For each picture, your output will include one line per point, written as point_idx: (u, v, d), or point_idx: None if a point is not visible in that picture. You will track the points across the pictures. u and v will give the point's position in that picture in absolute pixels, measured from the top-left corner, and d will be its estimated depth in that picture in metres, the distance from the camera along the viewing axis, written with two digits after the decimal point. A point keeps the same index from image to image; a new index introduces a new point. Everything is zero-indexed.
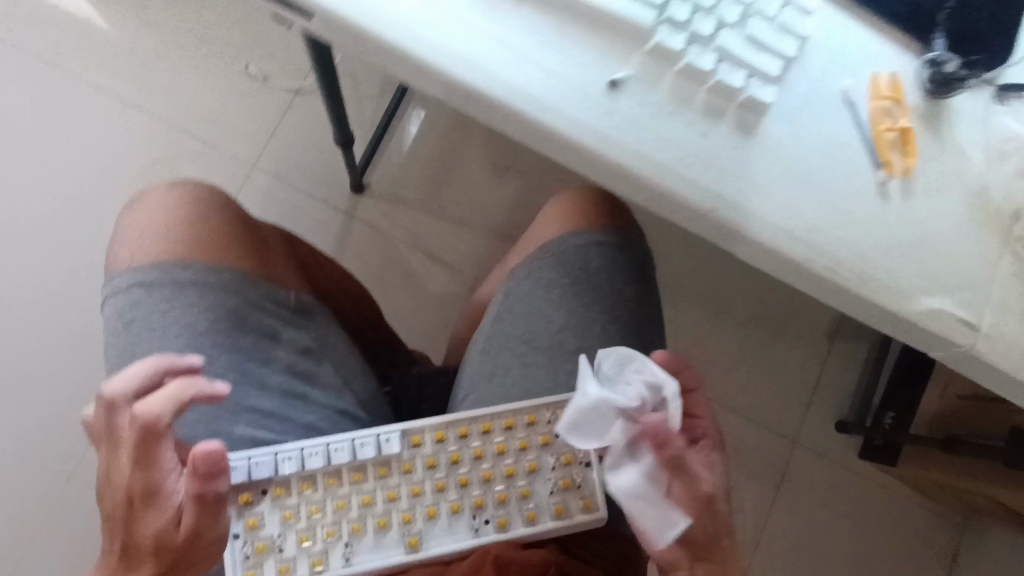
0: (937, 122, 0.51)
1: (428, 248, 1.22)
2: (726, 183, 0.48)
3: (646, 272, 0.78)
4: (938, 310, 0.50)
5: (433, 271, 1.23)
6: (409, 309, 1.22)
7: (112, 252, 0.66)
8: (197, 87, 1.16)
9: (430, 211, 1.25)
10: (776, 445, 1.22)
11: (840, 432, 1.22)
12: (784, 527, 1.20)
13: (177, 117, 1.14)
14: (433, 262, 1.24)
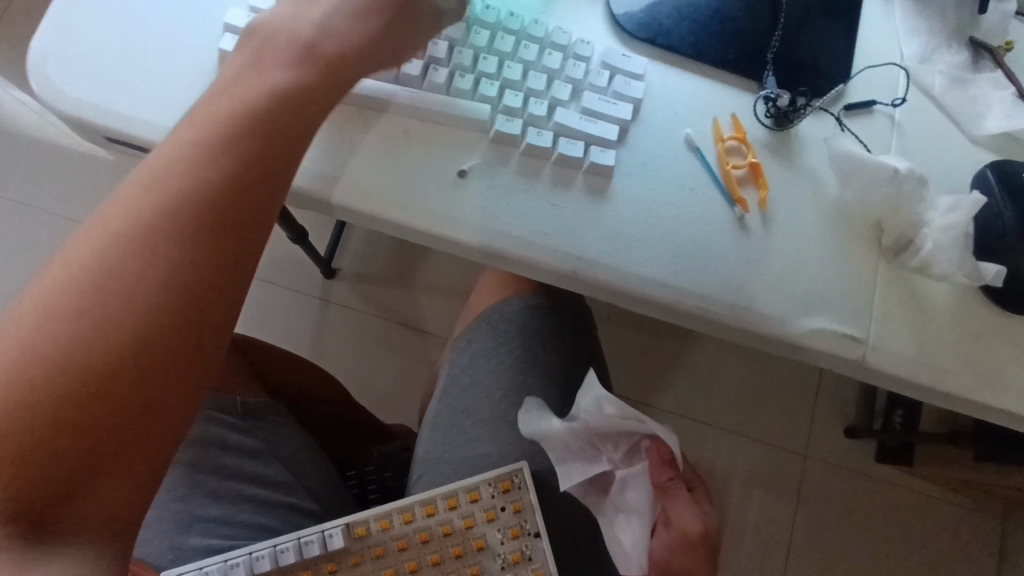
0: (786, 151, 0.56)
1: (404, 321, 1.31)
2: (588, 244, 0.51)
3: (580, 325, 0.81)
4: (821, 330, 0.52)
5: (410, 342, 1.31)
6: (395, 376, 1.29)
7: None
8: None
9: (400, 286, 1.33)
10: (777, 467, 1.19)
11: (851, 438, 1.19)
12: (803, 553, 1.16)
13: None
14: (410, 333, 1.31)
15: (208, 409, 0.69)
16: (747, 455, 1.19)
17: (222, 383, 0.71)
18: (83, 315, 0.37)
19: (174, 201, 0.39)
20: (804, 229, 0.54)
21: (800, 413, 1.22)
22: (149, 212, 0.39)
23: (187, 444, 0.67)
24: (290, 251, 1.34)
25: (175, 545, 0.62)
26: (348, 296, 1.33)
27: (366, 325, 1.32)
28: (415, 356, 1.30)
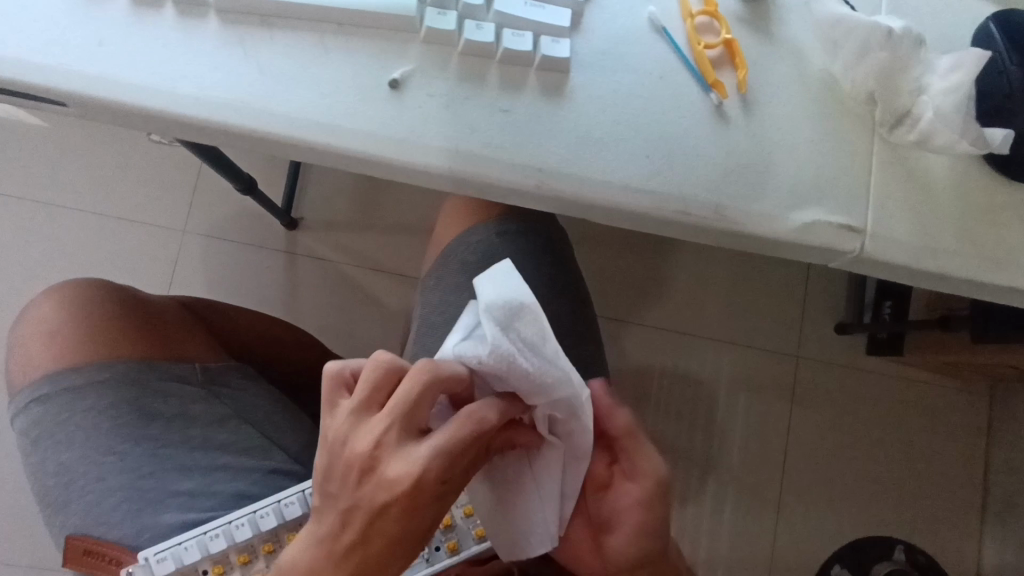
0: (763, 24, 0.49)
1: (374, 265, 1.24)
2: (549, 152, 0.45)
3: (557, 247, 0.76)
4: (814, 223, 0.47)
5: (384, 285, 1.24)
6: (375, 326, 1.23)
7: (8, 374, 0.65)
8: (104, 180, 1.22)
9: (367, 228, 1.26)
10: (771, 374, 1.18)
11: (841, 335, 1.18)
12: (800, 455, 1.16)
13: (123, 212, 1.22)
14: (383, 276, 1.25)
15: (165, 382, 0.64)
16: (738, 365, 1.18)
17: (176, 352, 0.66)
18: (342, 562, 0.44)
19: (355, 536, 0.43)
20: (792, 111, 0.48)
21: (792, 316, 1.19)
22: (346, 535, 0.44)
23: (147, 419, 0.62)
24: (247, 207, 1.24)
25: (151, 524, 0.58)
26: (315, 247, 1.25)
27: (336, 274, 1.25)
28: (392, 300, 1.24)
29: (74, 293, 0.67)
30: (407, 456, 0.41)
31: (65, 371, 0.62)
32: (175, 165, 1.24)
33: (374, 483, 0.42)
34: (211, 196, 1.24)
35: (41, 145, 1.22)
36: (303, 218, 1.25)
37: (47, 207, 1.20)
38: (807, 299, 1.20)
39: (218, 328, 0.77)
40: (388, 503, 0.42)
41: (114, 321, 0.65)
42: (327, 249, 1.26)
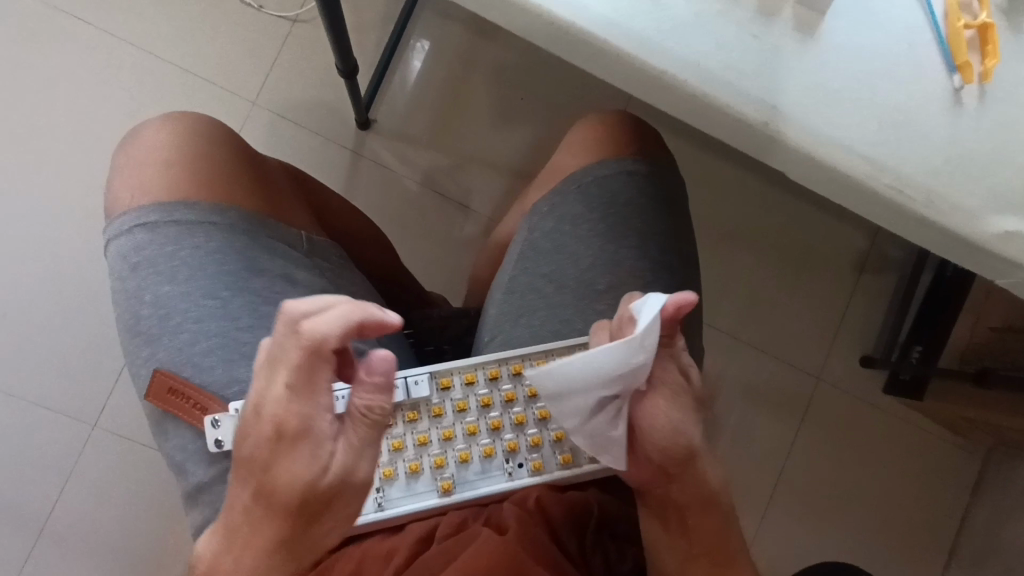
0: (1020, 17, 0.46)
1: (443, 187, 1.09)
2: (784, 92, 0.43)
3: (679, 202, 0.73)
4: (1015, 233, 0.46)
5: (447, 210, 1.09)
6: (429, 254, 1.09)
7: (110, 194, 0.62)
8: (166, 16, 1.05)
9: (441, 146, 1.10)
10: (794, 389, 1.19)
11: (863, 366, 1.18)
12: (803, 470, 1.18)
13: (180, 56, 1.05)
14: (447, 200, 1.09)
15: (272, 241, 0.60)
16: (771, 372, 1.19)
17: (285, 213, 0.63)
18: (254, 525, 0.45)
19: (265, 497, 0.44)
20: (1022, 116, 0.46)
21: (829, 335, 1.20)
22: (253, 495, 0.45)
23: (252, 273, 0.59)
24: (318, 92, 1.08)
25: (240, 378, 0.56)
26: (382, 154, 1.09)
27: (398, 185, 1.09)
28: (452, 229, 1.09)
29: (192, 127, 0.63)
30: (266, 398, 0.44)
31: (176, 203, 0.59)
32: (252, 14, 1.07)
33: (250, 430, 0.44)
34: (285, 65, 1.07)
35: None
36: (377, 121, 1.09)
37: (94, 31, 1.03)
38: (846, 323, 1.20)
39: (315, 201, 0.73)
40: (264, 443, 0.44)
41: (229, 165, 0.62)
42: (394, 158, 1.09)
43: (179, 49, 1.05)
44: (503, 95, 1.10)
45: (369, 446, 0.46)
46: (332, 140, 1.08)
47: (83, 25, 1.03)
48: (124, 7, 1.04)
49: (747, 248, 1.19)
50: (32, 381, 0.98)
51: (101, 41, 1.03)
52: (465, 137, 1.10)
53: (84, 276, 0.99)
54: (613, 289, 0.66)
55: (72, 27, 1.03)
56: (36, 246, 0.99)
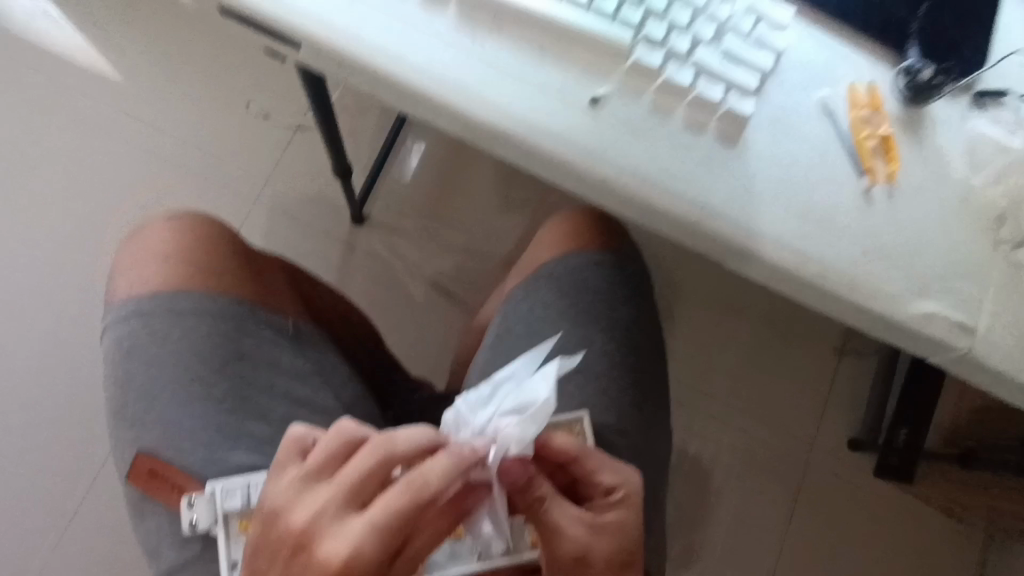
0: (917, 128, 0.54)
1: (430, 275, 1.15)
2: (713, 194, 0.49)
3: (645, 289, 0.78)
4: (934, 314, 0.51)
5: (433, 298, 1.14)
6: (417, 340, 1.13)
7: (112, 285, 0.67)
8: (179, 124, 1.15)
9: (429, 237, 1.17)
10: (781, 475, 1.18)
11: (852, 450, 1.19)
12: (793, 559, 1.16)
13: (190, 159, 1.14)
14: (433, 288, 1.15)
15: (260, 327, 0.65)
16: (756, 457, 1.18)
17: (274, 302, 0.67)
18: None
19: None
20: (930, 211, 0.52)
21: (812, 419, 1.21)
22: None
23: (240, 358, 0.63)
24: (316, 191, 1.16)
25: (221, 458, 0.58)
26: (375, 247, 1.15)
27: (387, 275, 1.14)
28: (438, 316, 1.14)
29: (195, 225, 0.69)
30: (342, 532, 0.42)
31: (173, 292, 0.63)
32: (258, 121, 1.17)
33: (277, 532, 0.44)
34: (285, 166, 1.16)
35: (128, 76, 1.15)
36: (371, 216, 1.16)
37: (112, 138, 1.13)
38: (829, 407, 1.21)
39: (305, 290, 0.78)
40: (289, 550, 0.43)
41: (224, 258, 0.67)
42: (384, 249, 1.16)
43: (188, 153, 1.14)
44: (484, 193, 1.19)
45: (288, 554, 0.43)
46: (326, 233, 1.15)
47: (102, 133, 1.13)
48: (141, 118, 1.14)
49: (727, 331, 1.23)
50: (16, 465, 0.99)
51: (118, 148, 1.13)
52: (452, 230, 1.17)
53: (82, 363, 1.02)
54: (583, 371, 0.70)
55: (91, 132, 1.13)
56: (33, 330, 1.03)
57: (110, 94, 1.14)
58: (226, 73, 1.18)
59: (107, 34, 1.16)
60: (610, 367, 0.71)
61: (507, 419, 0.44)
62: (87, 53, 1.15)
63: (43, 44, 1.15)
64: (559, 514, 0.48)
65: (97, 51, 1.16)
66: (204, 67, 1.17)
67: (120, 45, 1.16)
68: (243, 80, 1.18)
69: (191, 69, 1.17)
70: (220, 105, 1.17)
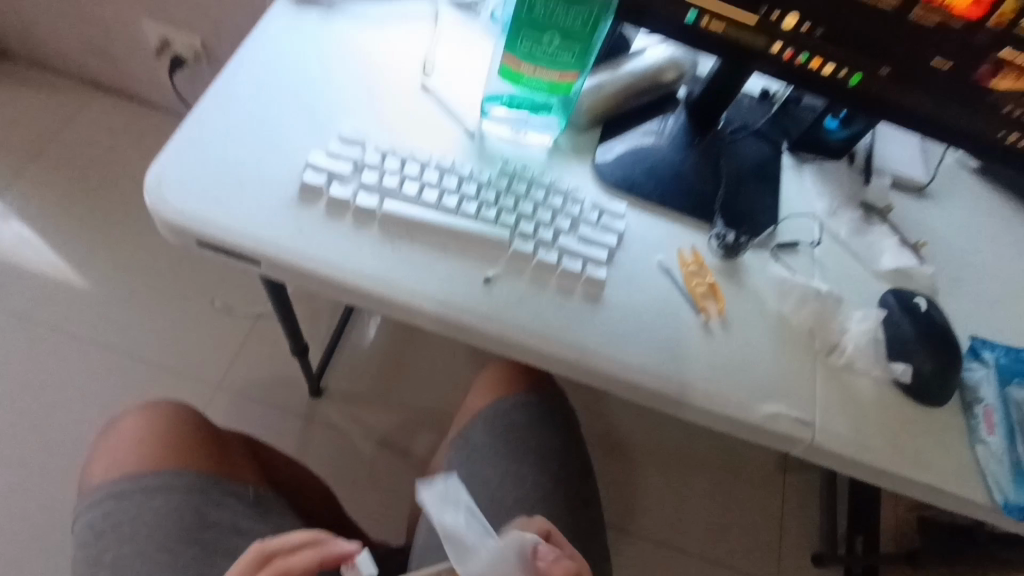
0: (734, 275, 0.72)
1: (385, 436, 1.23)
2: (587, 339, 0.64)
3: (569, 424, 0.89)
4: (777, 414, 0.64)
5: (389, 458, 1.21)
6: (376, 501, 1.18)
7: (86, 474, 0.74)
8: (148, 323, 1.27)
9: (382, 401, 1.26)
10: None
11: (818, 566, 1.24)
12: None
13: (158, 353, 1.24)
14: (388, 449, 1.22)
15: (224, 496, 0.72)
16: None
17: (235, 473, 0.75)
18: None
19: None
20: (756, 334, 0.68)
21: (767, 534, 1.26)
22: None
23: (204, 528, 0.69)
24: (275, 370, 1.27)
25: None
26: (331, 416, 1.24)
27: (345, 441, 1.22)
28: (395, 475, 1.20)
29: (165, 410, 0.79)
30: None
31: (146, 474, 0.71)
32: (221, 313, 1.30)
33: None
34: (247, 350, 1.28)
35: (103, 285, 1.29)
36: (327, 387, 1.26)
37: (85, 341, 1.23)
38: (785, 521, 1.27)
39: (265, 460, 0.85)
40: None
41: (191, 437, 0.76)
42: (341, 417, 1.25)
43: (157, 348, 1.25)
44: (430, 356, 1.31)
45: None
46: (286, 408, 1.24)
47: (75, 338, 1.23)
48: (113, 321, 1.26)
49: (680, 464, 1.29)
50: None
51: (89, 350, 1.23)
52: (403, 393, 1.27)
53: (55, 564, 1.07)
54: (520, 504, 0.78)
55: (64, 339, 1.23)
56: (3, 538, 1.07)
57: (83, 302, 1.26)
58: (194, 274, 1.33)
59: (84, 250, 1.31)
60: (544, 498, 0.79)
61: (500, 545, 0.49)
62: (63, 267, 1.29)
63: (21, 263, 1.28)
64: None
65: (72, 265, 1.30)
66: (174, 271, 1.32)
67: (97, 260, 1.31)
68: (209, 278, 1.33)
69: (162, 274, 1.32)
70: (188, 302, 1.30)
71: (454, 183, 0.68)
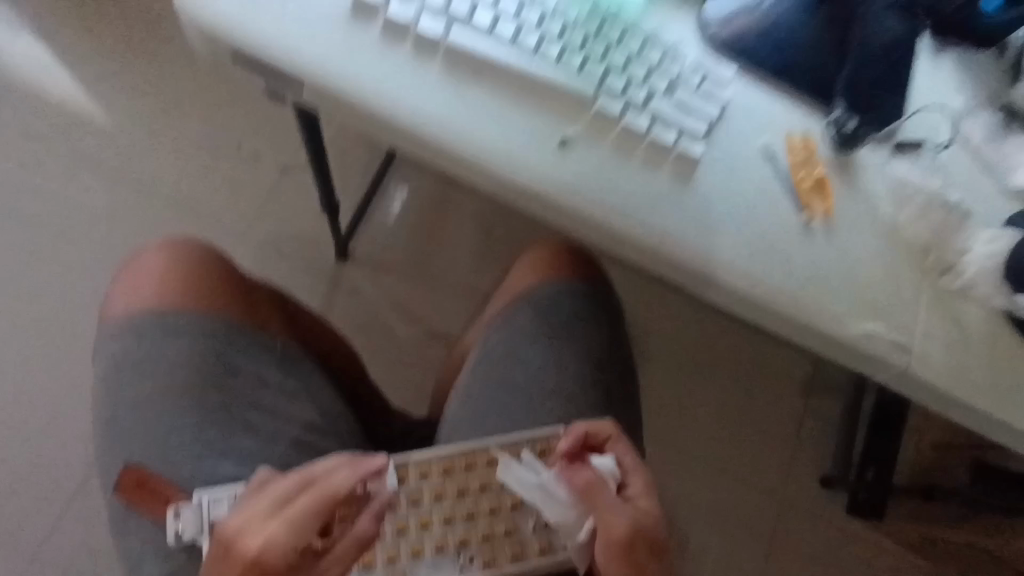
0: (848, 171, 0.61)
1: (413, 307, 1.19)
2: (672, 226, 0.56)
3: (617, 316, 0.83)
4: (872, 334, 0.57)
5: (415, 329, 1.18)
6: (399, 370, 1.16)
7: (109, 301, 0.70)
8: (174, 162, 1.19)
9: (412, 272, 1.21)
10: (748, 508, 1.21)
11: (823, 488, 1.23)
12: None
13: (183, 195, 1.18)
14: (415, 321, 1.19)
15: (252, 346, 0.68)
16: (725, 488, 1.22)
17: (263, 323, 0.70)
18: None
19: None
20: (863, 242, 0.59)
21: (782, 449, 1.24)
22: None
23: (230, 375, 0.66)
24: (303, 227, 1.20)
25: (209, 469, 0.60)
26: (358, 281, 1.19)
27: (372, 308, 1.18)
28: (420, 347, 1.17)
29: (189, 249, 0.73)
30: (263, 528, 0.51)
31: (166, 314, 0.67)
32: (249, 159, 1.21)
33: (215, 544, 0.52)
34: (276, 202, 1.20)
35: (126, 116, 1.20)
36: (355, 252, 1.21)
37: (109, 175, 1.18)
38: (801, 441, 1.25)
39: (293, 314, 0.80)
40: (221, 552, 0.51)
41: (217, 280, 0.70)
42: (369, 283, 1.20)
43: (183, 189, 1.18)
44: (465, 231, 1.23)
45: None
46: (314, 268, 1.19)
47: (99, 170, 1.18)
48: (137, 156, 1.19)
49: (705, 372, 1.26)
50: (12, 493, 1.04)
51: (114, 185, 1.17)
52: (434, 266, 1.21)
53: (82, 391, 1.08)
54: (558, 391, 0.74)
55: (87, 170, 1.17)
56: (36, 359, 1.09)
57: (106, 134, 1.19)
58: (221, 113, 1.22)
59: (106, 75, 1.22)
60: (584, 388, 0.75)
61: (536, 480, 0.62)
62: (83, 95, 1.20)
63: (42, 87, 1.20)
64: (594, 482, 0.60)
65: (93, 92, 1.21)
66: (199, 107, 1.22)
67: (120, 88, 1.21)
68: (236, 120, 1.23)
69: (187, 110, 1.22)
70: (214, 143, 1.21)
71: (534, 19, 0.56)
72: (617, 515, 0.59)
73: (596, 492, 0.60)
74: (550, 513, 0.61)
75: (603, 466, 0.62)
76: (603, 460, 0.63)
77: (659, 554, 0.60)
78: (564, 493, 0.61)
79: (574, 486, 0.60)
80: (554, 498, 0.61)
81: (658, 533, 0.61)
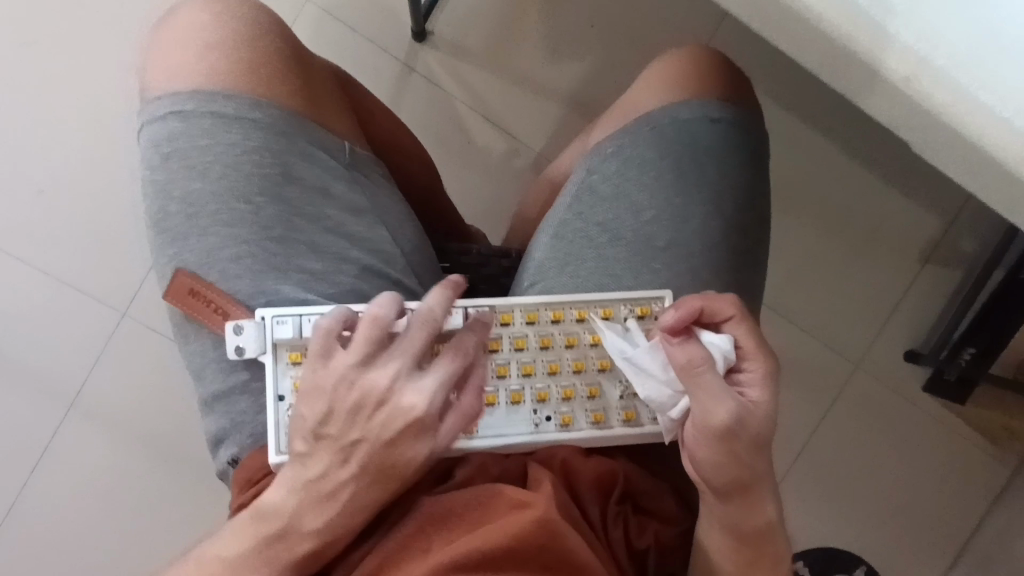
0: None
1: (493, 111, 1.01)
2: (935, 38, 0.36)
3: (761, 161, 0.65)
4: None
5: (494, 138, 1.01)
6: (470, 183, 1.02)
7: (145, 74, 0.57)
8: None
9: (498, 67, 1.01)
10: (826, 372, 1.05)
11: (908, 361, 1.04)
12: (814, 454, 1.05)
13: None
14: (493, 128, 1.02)
15: (313, 147, 0.56)
16: (798, 345, 1.04)
17: (329, 119, 0.58)
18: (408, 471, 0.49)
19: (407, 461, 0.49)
20: None
21: (874, 316, 1.04)
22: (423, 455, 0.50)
23: (288, 181, 0.55)
24: None
25: (269, 289, 0.53)
26: (432, 70, 1.01)
27: (446, 105, 1.01)
28: (495, 159, 1.02)
29: (240, 8, 0.57)
30: (417, 388, 0.49)
31: (210, 93, 0.54)
32: None
33: (353, 399, 0.49)
34: None
35: None
36: (434, 32, 1.01)
37: None
38: (896, 310, 1.04)
39: (363, 111, 0.67)
40: (371, 406, 0.49)
41: (275, 58, 0.56)
42: (446, 75, 1.01)
43: None
44: (567, 21, 1.01)
45: (384, 433, 0.49)
46: (384, 48, 1.00)
47: None
48: None
49: (825, 225, 1.04)
50: (58, 256, 0.97)
51: None
52: (524, 62, 1.01)
53: (122, 161, 0.97)
54: (673, 247, 0.61)
55: None
56: (74, 118, 0.97)
57: None
58: None
59: None
60: (704, 246, 0.61)
61: (637, 353, 0.53)
62: None
63: None
64: (702, 364, 0.48)
65: None
66: None
67: None
68: None
69: None
70: None
71: None
72: (720, 402, 0.48)
73: (700, 373, 0.48)
74: (642, 387, 0.52)
75: (716, 346, 0.51)
76: (717, 339, 0.51)
77: (758, 448, 0.50)
78: (662, 366, 0.52)
79: (675, 361, 0.49)
80: (649, 371, 0.52)
81: (765, 428, 0.50)
